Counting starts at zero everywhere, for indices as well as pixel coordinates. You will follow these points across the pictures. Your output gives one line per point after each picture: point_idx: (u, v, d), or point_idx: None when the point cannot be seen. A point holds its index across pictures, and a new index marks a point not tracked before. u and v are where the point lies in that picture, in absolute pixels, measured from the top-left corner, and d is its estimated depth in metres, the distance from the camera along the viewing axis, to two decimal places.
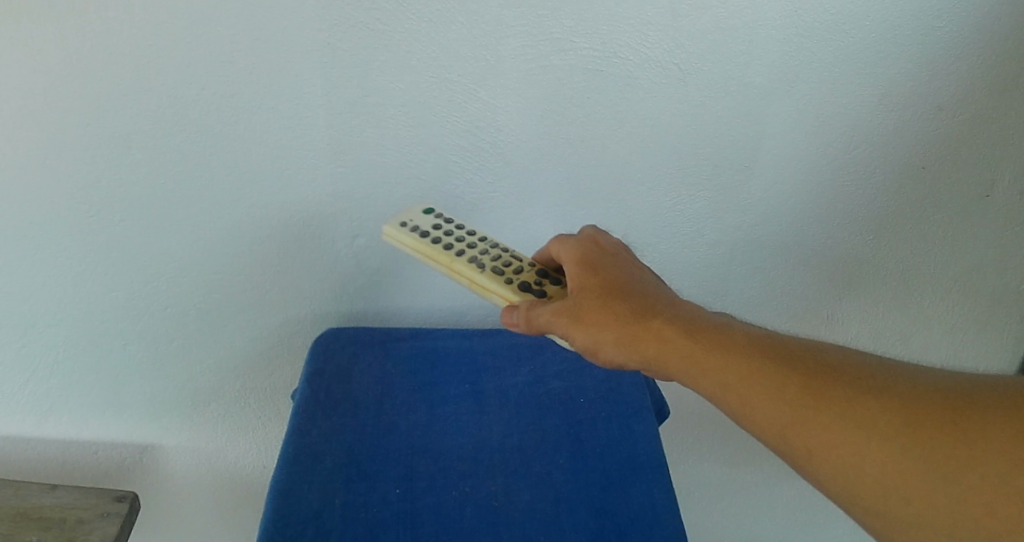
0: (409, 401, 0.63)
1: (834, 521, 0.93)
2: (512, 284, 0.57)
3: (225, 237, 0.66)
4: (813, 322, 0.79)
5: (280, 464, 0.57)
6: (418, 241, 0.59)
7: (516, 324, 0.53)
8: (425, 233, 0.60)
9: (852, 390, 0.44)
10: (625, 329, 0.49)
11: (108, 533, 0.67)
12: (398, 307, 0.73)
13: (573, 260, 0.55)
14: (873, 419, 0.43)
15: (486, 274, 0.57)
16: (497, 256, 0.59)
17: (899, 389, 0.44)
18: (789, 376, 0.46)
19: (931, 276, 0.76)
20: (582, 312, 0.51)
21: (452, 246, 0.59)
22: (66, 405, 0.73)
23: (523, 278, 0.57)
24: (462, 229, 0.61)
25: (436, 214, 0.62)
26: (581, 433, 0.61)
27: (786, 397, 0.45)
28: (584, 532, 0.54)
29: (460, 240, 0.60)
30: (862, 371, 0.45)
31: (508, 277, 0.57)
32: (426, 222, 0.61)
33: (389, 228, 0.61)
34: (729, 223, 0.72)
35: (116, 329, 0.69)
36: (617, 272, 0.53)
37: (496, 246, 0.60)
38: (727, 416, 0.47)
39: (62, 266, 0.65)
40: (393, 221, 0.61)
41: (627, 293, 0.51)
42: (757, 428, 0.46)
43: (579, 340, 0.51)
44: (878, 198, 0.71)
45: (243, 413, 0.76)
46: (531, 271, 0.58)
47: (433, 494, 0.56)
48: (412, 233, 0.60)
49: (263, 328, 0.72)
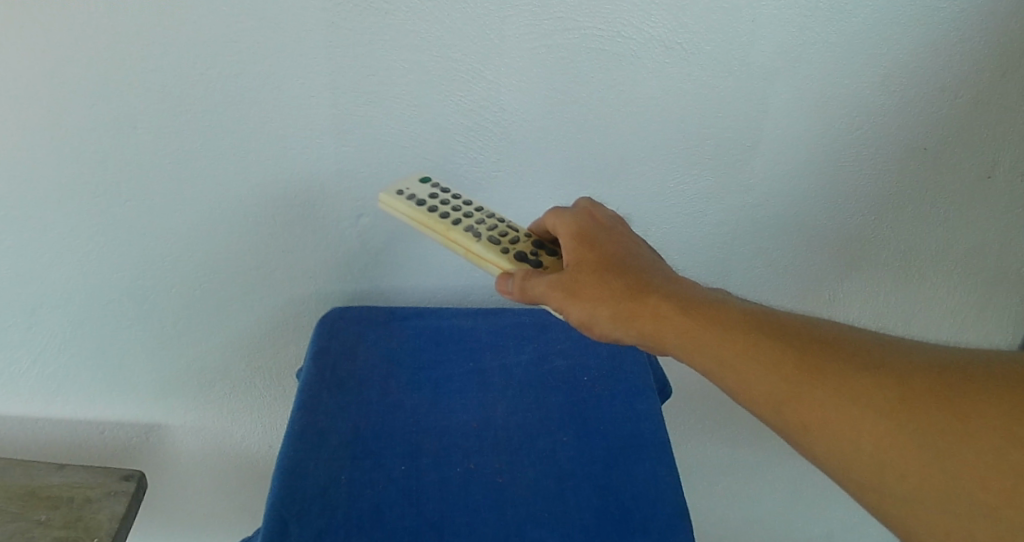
0: (413, 380, 0.63)
1: (833, 499, 0.94)
2: (507, 253, 0.57)
3: (231, 218, 0.66)
4: (815, 301, 0.79)
5: (286, 441, 0.57)
6: (415, 208, 0.59)
7: (509, 293, 0.54)
8: (422, 201, 0.60)
9: (845, 363, 0.45)
10: (621, 304, 0.50)
11: (116, 512, 0.67)
12: (402, 286, 0.73)
13: (569, 234, 0.55)
14: (868, 393, 0.43)
15: (482, 242, 0.57)
16: (493, 225, 0.59)
17: (894, 364, 0.44)
18: (783, 351, 0.46)
19: (933, 258, 0.77)
20: (578, 287, 0.51)
21: (449, 215, 0.59)
22: (74, 385, 0.74)
23: (519, 248, 0.58)
24: (459, 198, 0.61)
25: (432, 183, 0.62)
26: (584, 410, 0.61)
27: (781, 370, 0.45)
28: (587, 509, 0.54)
29: (457, 209, 0.60)
30: (856, 346, 0.46)
31: (504, 247, 0.57)
32: (424, 191, 0.61)
33: (387, 197, 0.61)
34: (731, 204, 0.72)
35: (123, 309, 0.70)
36: (612, 249, 0.53)
37: (491, 215, 0.61)
38: (722, 391, 0.48)
39: (69, 247, 0.66)
40: (391, 189, 0.61)
41: (622, 268, 0.51)
42: (753, 404, 0.46)
43: (574, 314, 0.51)
44: (882, 177, 0.71)
45: (249, 393, 0.77)
46: (526, 241, 0.58)
47: (437, 471, 0.56)
48: (409, 201, 0.60)
49: (268, 308, 0.72)
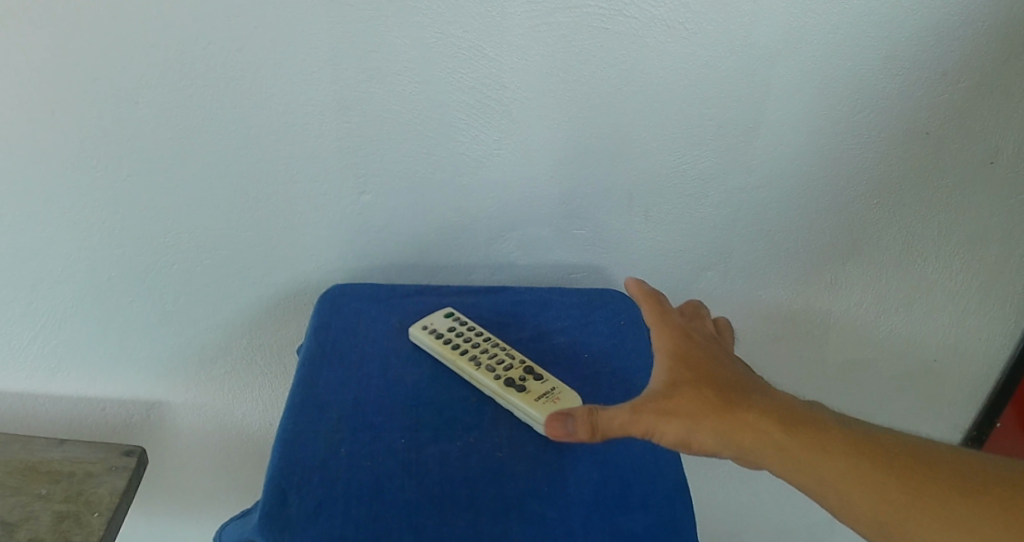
0: (415, 354, 0.62)
1: None
2: (498, 380, 0.58)
3: (232, 195, 0.66)
4: (816, 284, 0.79)
5: (286, 414, 0.56)
6: (436, 349, 0.61)
7: (572, 433, 0.51)
8: (446, 337, 0.61)
9: (940, 487, 0.48)
10: (721, 422, 0.51)
11: (117, 486, 0.68)
12: (402, 265, 0.73)
13: (665, 350, 0.56)
14: (966, 517, 0.46)
15: (478, 370, 0.58)
16: (495, 354, 0.60)
17: (990, 488, 0.47)
18: (883, 473, 0.49)
19: (934, 243, 0.77)
20: (675, 408, 0.52)
21: (459, 345, 0.60)
22: (75, 361, 0.74)
23: (512, 375, 0.58)
24: (480, 335, 0.62)
25: (457, 318, 0.63)
26: (585, 387, 0.61)
27: (880, 491, 0.48)
28: (587, 485, 0.53)
29: (472, 345, 0.61)
30: (951, 468, 0.49)
31: (499, 375, 0.58)
32: (448, 326, 0.62)
33: (412, 330, 0.62)
34: (733, 184, 0.71)
35: (124, 286, 0.70)
36: (707, 361, 0.56)
37: (499, 343, 0.61)
38: (824, 509, 0.50)
39: (70, 221, 0.66)
40: (417, 323, 0.63)
41: (722, 387, 0.53)
42: (856, 523, 0.49)
43: (670, 434, 0.51)
44: (884, 160, 0.71)
45: (251, 370, 0.77)
46: (521, 366, 0.59)
47: (437, 444, 0.55)
48: (434, 336, 0.61)
49: (269, 285, 0.72)
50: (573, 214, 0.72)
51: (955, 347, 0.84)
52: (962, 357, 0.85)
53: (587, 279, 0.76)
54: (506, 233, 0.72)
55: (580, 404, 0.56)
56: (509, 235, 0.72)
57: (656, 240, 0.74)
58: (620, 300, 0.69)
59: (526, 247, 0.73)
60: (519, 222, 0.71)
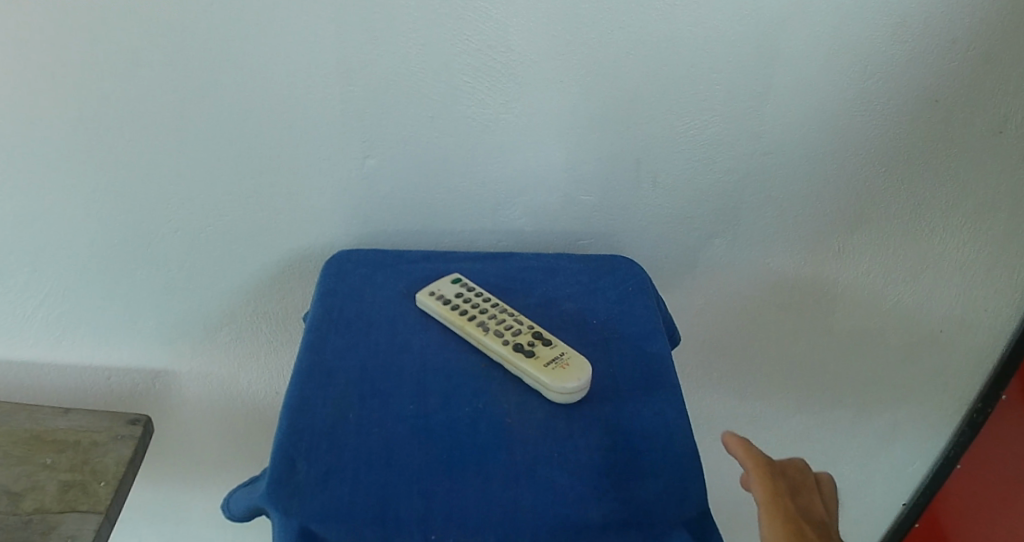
0: (422, 320, 0.61)
1: (836, 444, 0.95)
2: (506, 345, 0.57)
3: (233, 161, 0.65)
4: (826, 251, 0.78)
5: (294, 379, 0.55)
6: (443, 315, 0.60)
7: None
8: (453, 303, 0.60)
9: None
10: None
11: (123, 455, 0.67)
12: (408, 232, 0.72)
13: None
14: None
15: (486, 335, 0.58)
16: (503, 320, 0.59)
17: None
18: None
19: (942, 211, 0.75)
20: None
21: (466, 311, 0.60)
22: (79, 329, 0.74)
23: (521, 340, 0.57)
24: (487, 301, 0.61)
25: (464, 284, 0.63)
26: (593, 352, 0.60)
27: None
28: (598, 451, 0.52)
29: (480, 311, 0.60)
30: None
31: (507, 340, 0.57)
32: (455, 293, 0.61)
33: (419, 296, 0.62)
34: (744, 149, 0.70)
35: (127, 253, 0.69)
36: None
37: (507, 310, 0.60)
38: None
39: (72, 188, 0.65)
40: (424, 289, 0.62)
41: None
42: None
43: None
44: (890, 130, 0.70)
45: (255, 337, 0.76)
46: (529, 332, 0.58)
47: (446, 410, 0.54)
48: (441, 303, 0.61)
49: (274, 251, 0.71)
50: (580, 180, 0.70)
51: (961, 319, 0.83)
52: (967, 329, 0.84)
53: (594, 245, 0.75)
54: (513, 198, 0.71)
55: (590, 370, 0.55)
56: (515, 200, 0.71)
57: (664, 206, 0.73)
58: (627, 267, 0.68)
59: (532, 213, 0.72)
60: (526, 187, 0.70)
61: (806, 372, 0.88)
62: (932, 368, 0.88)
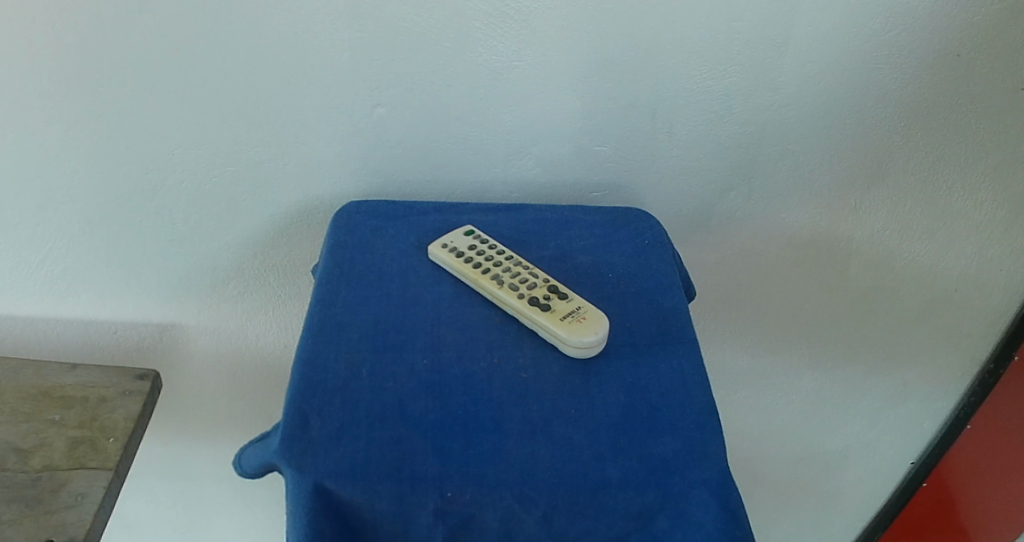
0: (435, 274, 0.59)
1: (852, 401, 0.94)
2: (521, 298, 0.55)
3: (238, 111, 0.63)
4: (846, 204, 0.75)
5: (305, 333, 0.53)
6: (457, 268, 0.58)
7: None
8: (466, 256, 0.59)
9: None
10: None
11: (132, 411, 0.66)
12: (418, 183, 0.70)
13: None
14: None
15: (501, 288, 0.56)
16: (518, 273, 0.57)
17: None
18: None
19: (962, 169, 0.73)
20: None
21: (480, 264, 0.58)
22: (84, 284, 0.72)
23: (537, 294, 0.55)
24: (502, 254, 0.59)
25: (477, 236, 0.61)
26: (610, 307, 0.58)
27: None
28: (616, 407, 0.50)
29: (494, 264, 0.58)
30: None
31: (523, 294, 0.56)
32: (469, 246, 0.60)
33: (432, 248, 0.60)
34: (766, 97, 0.67)
35: (131, 205, 0.67)
36: None
37: (521, 263, 0.58)
38: None
39: (74, 139, 0.63)
40: (437, 242, 0.60)
41: None
42: None
43: None
44: (915, 82, 0.67)
45: (264, 290, 0.75)
46: (545, 286, 0.56)
47: (460, 365, 0.52)
48: (454, 255, 0.59)
49: (281, 204, 0.69)
50: (595, 130, 0.68)
51: (975, 279, 0.82)
52: (981, 289, 0.83)
53: (610, 197, 0.72)
54: (526, 148, 0.68)
55: (607, 324, 0.54)
56: (528, 150, 0.69)
57: (682, 157, 0.70)
58: (644, 220, 0.66)
59: (546, 164, 0.70)
60: (539, 137, 0.68)
61: (823, 328, 0.87)
62: (946, 327, 0.86)
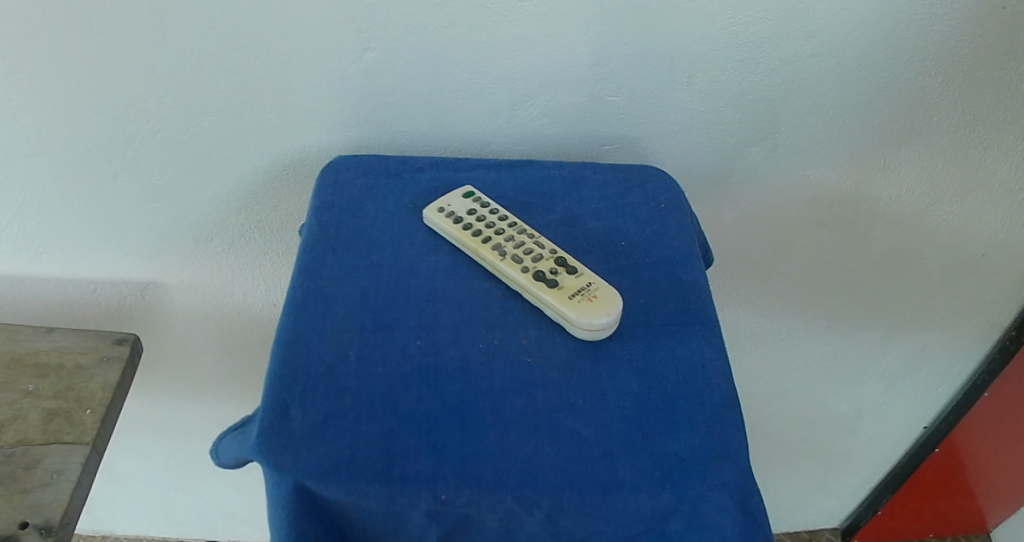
0: (430, 241, 0.54)
1: (870, 363, 0.90)
2: (526, 273, 0.50)
3: (214, 57, 0.57)
4: (879, 161, 0.69)
5: (287, 309, 0.49)
6: (455, 235, 0.53)
7: None
8: (466, 223, 0.54)
9: None
10: None
11: (109, 380, 0.63)
12: (412, 135, 0.64)
13: None
14: None
15: (503, 260, 0.51)
16: (522, 243, 0.52)
17: None
18: None
19: (1002, 130, 0.67)
20: None
21: (481, 233, 0.53)
22: (58, 241, 0.68)
23: (543, 268, 0.51)
24: (504, 221, 0.54)
25: (478, 200, 0.56)
26: (621, 280, 0.53)
27: None
28: (628, 397, 0.46)
29: (496, 233, 0.53)
30: None
31: (528, 267, 0.51)
32: (468, 210, 0.54)
33: (427, 213, 0.55)
34: (799, 44, 0.61)
35: (102, 159, 0.62)
36: None
37: (526, 230, 0.53)
38: None
39: (36, 88, 0.57)
40: (433, 206, 0.55)
41: None
42: None
43: None
44: (966, 27, 0.60)
45: (250, 248, 0.70)
46: (552, 258, 0.51)
47: (457, 346, 0.48)
48: (452, 221, 0.54)
49: (265, 157, 0.64)
50: (608, 79, 0.62)
51: (1007, 245, 0.77)
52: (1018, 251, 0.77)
53: (621, 151, 0.67)
54: (532, 98, 0.62)
55: (620, 304, 0.49)
56: (534, 100, 0.62)
57: (703, 109, 0.64)
58: (660, 179, 0.60)
59: (553, 114, 0.64)
60: (546, 86, 0.62)
61: (845, 290, 0.82)
62: (972, 294, 0.82)
